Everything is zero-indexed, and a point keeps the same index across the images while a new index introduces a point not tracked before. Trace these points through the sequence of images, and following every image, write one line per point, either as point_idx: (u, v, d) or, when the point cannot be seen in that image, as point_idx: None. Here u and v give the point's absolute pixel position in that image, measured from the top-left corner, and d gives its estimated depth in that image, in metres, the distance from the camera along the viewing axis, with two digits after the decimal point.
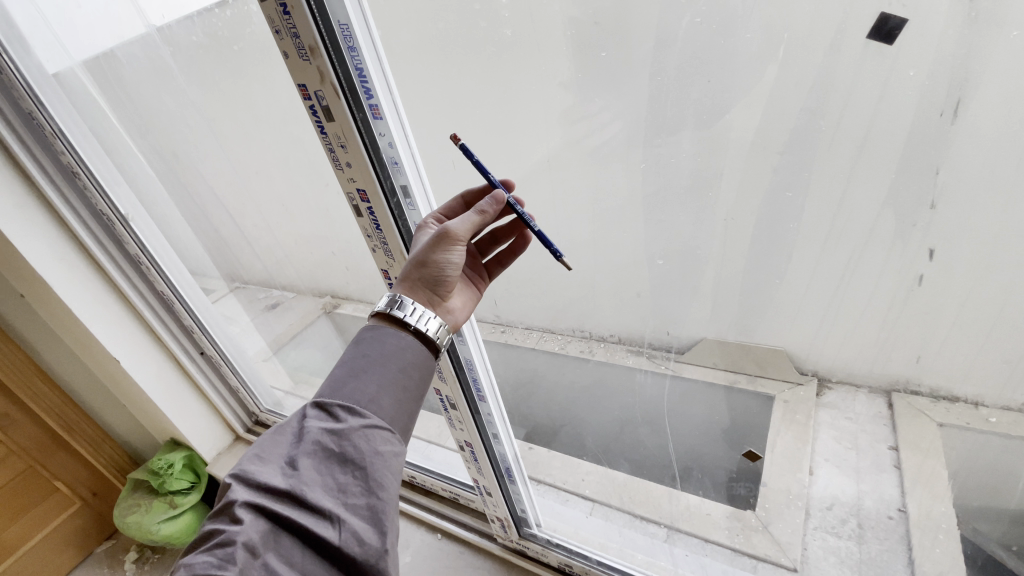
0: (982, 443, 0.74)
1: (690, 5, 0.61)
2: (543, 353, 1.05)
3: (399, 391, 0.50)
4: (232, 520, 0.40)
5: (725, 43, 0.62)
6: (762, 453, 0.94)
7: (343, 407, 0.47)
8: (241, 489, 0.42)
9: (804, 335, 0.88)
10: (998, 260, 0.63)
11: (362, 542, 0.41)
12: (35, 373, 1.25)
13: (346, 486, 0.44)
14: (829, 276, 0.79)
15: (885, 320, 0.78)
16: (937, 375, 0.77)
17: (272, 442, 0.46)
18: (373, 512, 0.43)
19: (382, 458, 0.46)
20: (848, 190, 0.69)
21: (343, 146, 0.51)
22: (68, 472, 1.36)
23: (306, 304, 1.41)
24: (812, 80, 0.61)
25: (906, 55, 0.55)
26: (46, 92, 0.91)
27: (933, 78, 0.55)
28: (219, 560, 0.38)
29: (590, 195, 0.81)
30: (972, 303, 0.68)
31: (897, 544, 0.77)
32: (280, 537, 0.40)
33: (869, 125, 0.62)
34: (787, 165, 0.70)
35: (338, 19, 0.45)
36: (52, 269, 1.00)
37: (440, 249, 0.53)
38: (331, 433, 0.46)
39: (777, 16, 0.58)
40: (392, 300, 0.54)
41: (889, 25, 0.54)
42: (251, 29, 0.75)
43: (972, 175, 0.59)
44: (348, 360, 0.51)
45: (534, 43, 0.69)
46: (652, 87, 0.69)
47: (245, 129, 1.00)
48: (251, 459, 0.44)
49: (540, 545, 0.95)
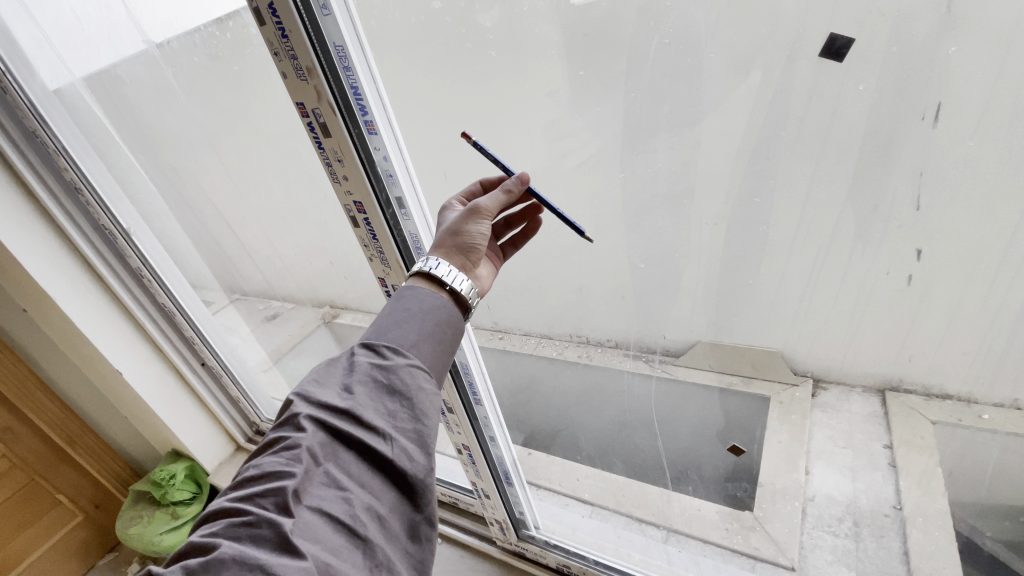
0: (988, 445, 0.73)
1: (658, 28, 0.64)
2: (541, 359, 1.07)
3: (437, 341, 0.51)
4: (296, 428, 0.42)
5: (692, 63, 0.66)
6: (745, 448, 0.97)
7: (389, 346, 0.48)
8: (302, 404, 0.44)
9: (781, 335, 0.88)
10: (979, 253, 0.64)
11: (411, 459, 0.43)
12: (35, 386, 1.26)
13: (394, 412, 0.45)
14: (799, 277, 0.81)
15: (850, 323, 0.80)
16: (924, 371, 0.77)
17: (326, 369, 0.48)
18: (420, 436, 0.45)
19: (426, 393, 0.47)
20: (811, 192, 0.71)
21: (339, 160, 0.54)
22: (70, 485, 1.37)
23: (305, 314, 1.39)
24: (779, 94, 0.64)
25: (855, 71, 0.59)
26: (48, 109, 0.95)
27: (881, 88, 0.60)
28: (286, 459, 0.40)
29: (585, 203, 0.83)
30: (960, 309, 0.69)
31: (892, 544, 0.80)
32: (338, 449, 0.42)
33: (843, 132, 0.64)
34: (755, 173, 0.72)
35: (333, 42, 0.48)
36: (54, 283, 1.02)
37: (470, 220, 0.55)
38: (379, 367, 0.47)
39: (737, 38, 0.62)
40: (427, 263, 0.54)
41: (836, 45, 0.58)
42: (249, 50, 0.78)
43: (950, 178, 0.61)
44: (390, 309, 0.52)
45: (517, 62, 0.72)
46: (627, 102, 0.72)
47: (242, 144, 1.02)
48: (309, 383, 0.46)
49: (538, 547, 0.97)
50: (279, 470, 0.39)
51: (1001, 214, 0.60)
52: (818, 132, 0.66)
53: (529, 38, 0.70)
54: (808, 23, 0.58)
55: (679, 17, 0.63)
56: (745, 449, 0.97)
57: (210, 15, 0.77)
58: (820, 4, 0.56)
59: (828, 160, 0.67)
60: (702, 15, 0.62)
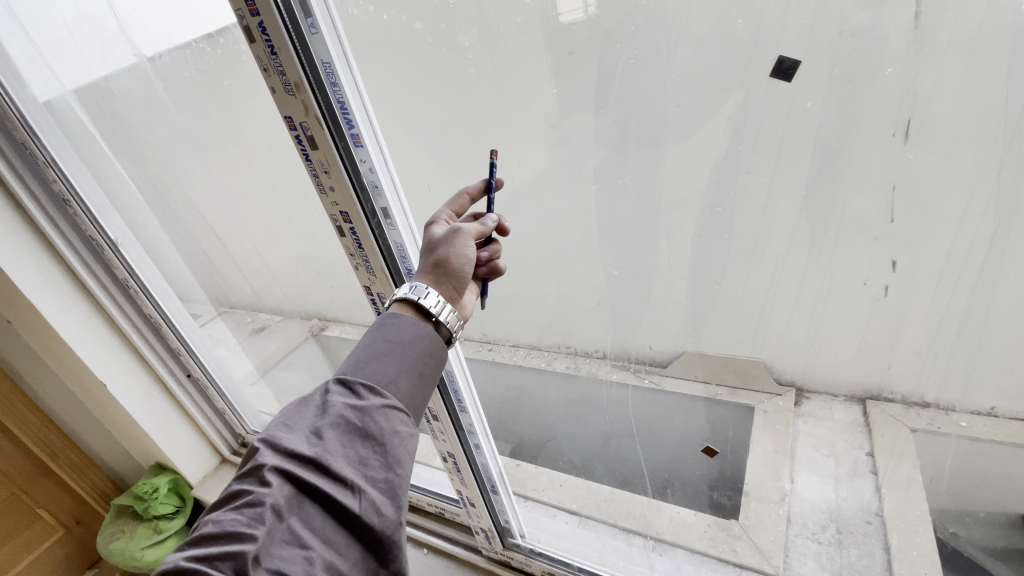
0: (963, 451, 0.75)
1: (625, 48, 0.67)
2: (529, 370, 1.08)
3: (416, 377, 0.50)
4: (260, 482, 0.40)
5: (662, 82, 0.69)
6: (718, 448, 1.00)
7: (366, 386, 0.47)
8: (269, 453, 0.42)
9: (749, 342, 0.93)
10: (958, 259, 0.66)
11: (379, 514, 0.42)
12: (18, 399, 1.25)
13: (366, 460, 0.43)
14: (770, 283, 0.84)
15: (811, 326, 0.84)
16: (902, 381, 0.80)
17: (297, 411, 0.46)
18: (390, 487, 0.43)
19: (401, 437, 0.46)
20: (770, 200, 0.75)
21: (326, 171, 0.55)
22: (51, 500, 1.34)
23: (293, 326, 1.43)
24: (747, 111, 0.68)
25: (803, 86, 0.64)
26: (37, 121, 0.95)
27: (828, 106, 0.64)
28: (247, 519, 0.38)
29: (572, 218, 0.87)
30: (930, 321, 0.72)
31: (875, 550, 0.79)
32: (304, 503, 0.40)
33: (797, 144, 0.68)
34: (726, 184, 0.76)
35: (321, 58, 0.50)
36: (41, 291, 1.02)
37: (458, 244, 0.55)
38: (355, 408, 0.45)
39: (703, 58, 0.65)
40: (415, 291, 0.53)
41: (785, 65, 0.62)
42: (239, 66, 0.80)
43: (925, 189, 0.64)
44: (369, 342, 0.50)
45: (497, 80, 0.75)
46: (603, 118, 0.76)
47: (232, 156, 1.03)
48: (277, 427, 0.44)
49: (523, 555, 0.95)
50: (239, 531, 0.37)
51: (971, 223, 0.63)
52: (786, 145, 0.69)
53: (509, 57, 0.73)
54: (759, 45, 0.62)
55: (644, 38, 0.66)
56: (720, 450, 1.00)
57: (200, 32, 0.79)
58: (773, 28, 0.61)
59: (783, 170, 0.71)
60: (671, 36, 0.65)
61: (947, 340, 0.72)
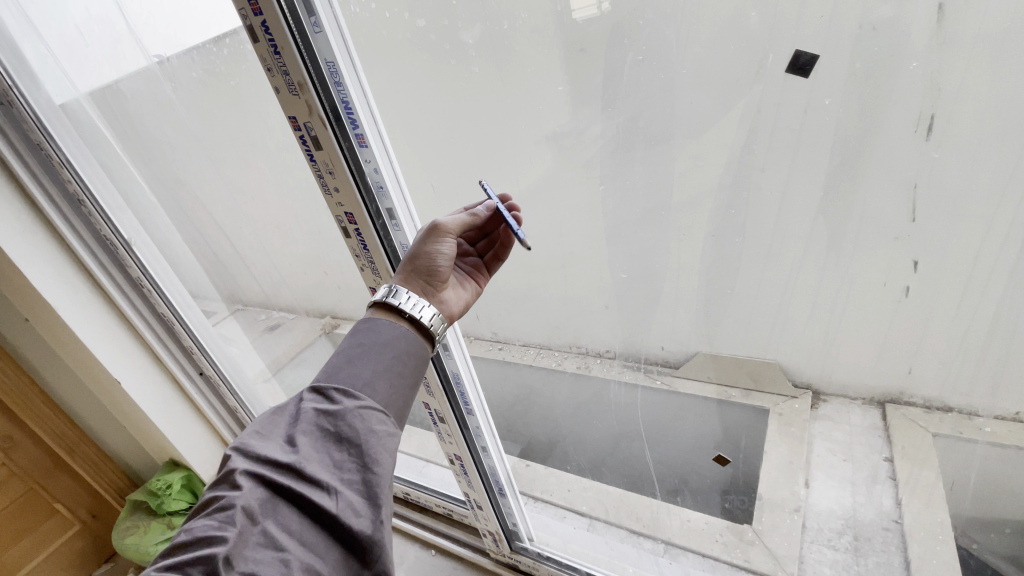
0: (987, 455, 0.72)
1: (632, 44, 0.66)
2: (539, 370, 1.07)
3: (395, 377, 0.48)
4: (231, 486, 0.39)
5: (666, 79, 0.68)
6: (729, 457, 0.96)
7: (339, 389, 0.46)
8: (241, 460, 0.40)
9: (761, 344, 0.90)
10: (985, 256, 0.63)
11: (358, 514, 0.39)
12: (36, 394, 1.28)
13: (341, 463, 0.42)
14: (784, 284, 0.82)
15: (826, 327, 0.82)
16: (925, 385, 0.76)
17: (271, 420, 0.45)
18: (368, 486, 0.41)
19: (379, 435, 0.44)
20: (786, 199, 0.73)
21: (331, 172, 0.55)
22: (68, 494, 1.37)
23: (304, 325, 1.43)
24: (756, 109, 0.67)
25: (819, 82, 0.62)
26: (54, 124, 0.96)
27: (845, 102, 0.62)
28: (218, 522, 0.36)
29: (587, 218, 0.85)
30: (952, 321, 0.69)
31: (893, 558, 0.77)
32: (279, 506, 0.39)
33: (814, 142, 0.66)
34: (737, 183, 0.74)
35: (325, 58, 0.49)
36: (56, 289, 1.04)
37: (429, 240, 0.55)
38: (327, 412, 0.44)
39: (707, 53, 0.64)
40: (386, 291, 0.53)
41: (801, 61, 0.61)
42: (246, 66, 0.80)
43: (948, 188, 0.61)
44: (344, 348, 0.49)
45: (499, 78, 0.74)
46: (608, 116, 0.75)
47: (240, 157, 1.04)
48: (250, 436, 0.43)
49: (531, 559, 0.96)
50: (209, 535, 0.36)
51: (1000, 221, 0.60)
52: (798, 143, 0.67)
53: (513, 54, 0.72)
54: (771, 39, 0.60)
55: (651, 33, 0.65)
56: (732, 458, 0.96)
57: (207, 34, 0.79)
58: (786, 21, 0.59)
59: (799, 168, 0.69)
60: (675, 32, 0.64)
61: (973, 343, 0.69)
